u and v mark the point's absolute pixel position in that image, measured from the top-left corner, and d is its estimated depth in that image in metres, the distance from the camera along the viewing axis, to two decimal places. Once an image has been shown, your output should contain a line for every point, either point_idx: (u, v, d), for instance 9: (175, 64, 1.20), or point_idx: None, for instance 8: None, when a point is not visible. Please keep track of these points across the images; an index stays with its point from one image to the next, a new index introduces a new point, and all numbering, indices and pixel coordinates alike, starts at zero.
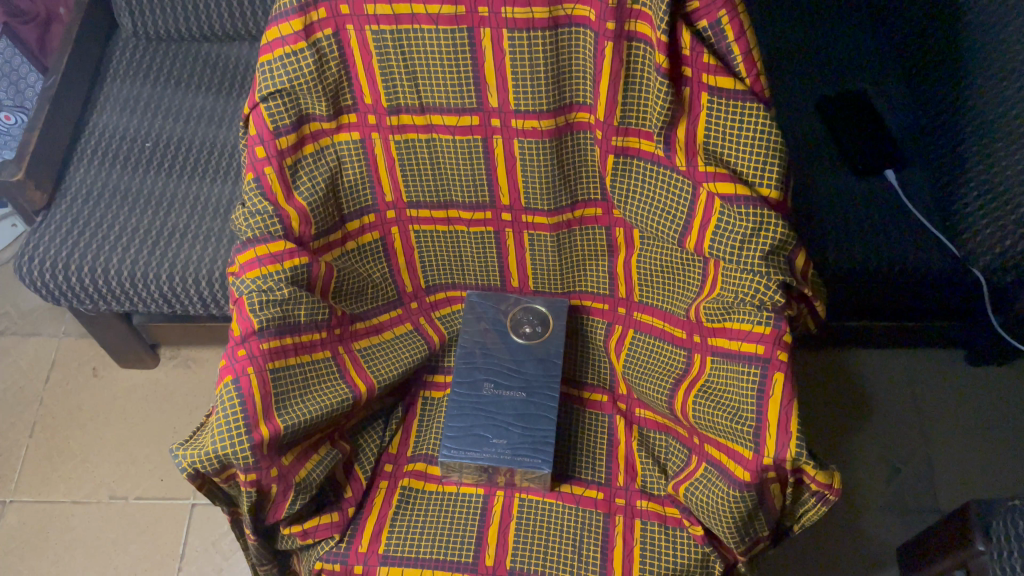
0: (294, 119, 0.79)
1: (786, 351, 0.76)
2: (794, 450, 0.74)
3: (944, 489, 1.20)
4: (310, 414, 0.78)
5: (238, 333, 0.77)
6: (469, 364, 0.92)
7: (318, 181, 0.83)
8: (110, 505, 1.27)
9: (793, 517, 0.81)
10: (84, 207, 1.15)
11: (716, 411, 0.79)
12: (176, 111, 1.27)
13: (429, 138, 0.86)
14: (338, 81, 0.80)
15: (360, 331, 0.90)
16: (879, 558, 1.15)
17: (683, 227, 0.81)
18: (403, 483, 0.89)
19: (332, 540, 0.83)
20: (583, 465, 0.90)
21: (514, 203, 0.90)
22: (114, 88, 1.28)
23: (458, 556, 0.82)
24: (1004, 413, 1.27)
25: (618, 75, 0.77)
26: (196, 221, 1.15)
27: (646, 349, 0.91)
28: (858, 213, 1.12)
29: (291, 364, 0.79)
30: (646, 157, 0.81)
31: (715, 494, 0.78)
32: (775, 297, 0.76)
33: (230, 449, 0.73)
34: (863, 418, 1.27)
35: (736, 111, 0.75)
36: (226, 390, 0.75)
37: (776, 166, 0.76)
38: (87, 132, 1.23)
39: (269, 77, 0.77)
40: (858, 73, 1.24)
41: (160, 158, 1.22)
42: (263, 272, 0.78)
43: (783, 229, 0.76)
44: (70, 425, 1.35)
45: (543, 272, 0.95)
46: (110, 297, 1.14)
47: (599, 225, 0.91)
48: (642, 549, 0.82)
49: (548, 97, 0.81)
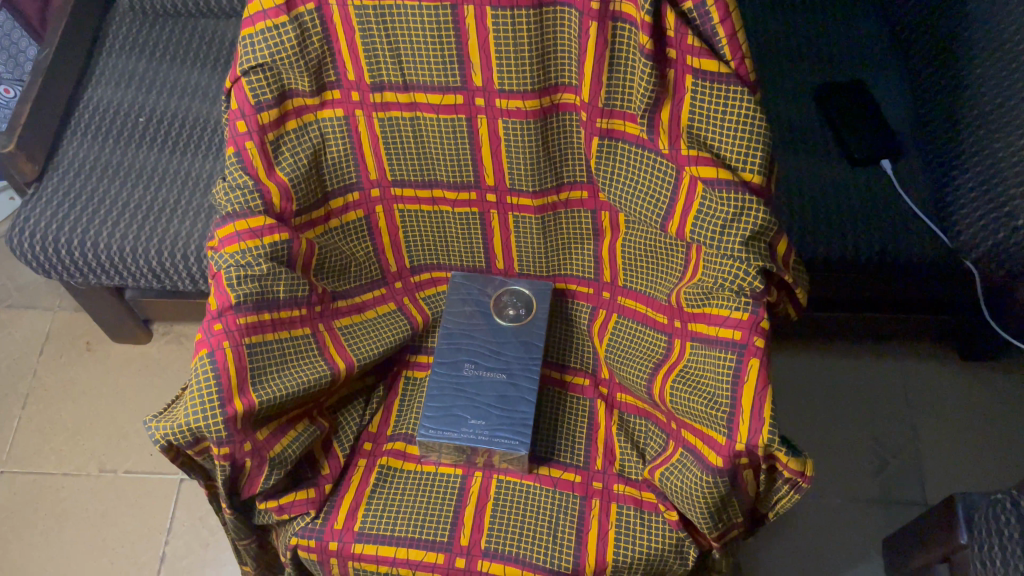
0: (276, 94, 0.79)
1: (763, 336, 0.75)
2: (766, 436, 0.72)
3: (932, 484, 1.20)
4: (286, 390, 0.78)
5: (215, 307, 0.77)
6: (451, 346, 0.92)
7: (301, 158, 0.83)
8: (100, 478, 1.28)
9: (768, 505, 0.80)
10: (76, 180, 1.16)
11: (692, 395, 0.78)
12: (170, 86, 1.26)
13: (413, 117, 0.85)
14: (321, 56, 0.80)
15: (341, 309, 0.89)
16: (863, 551, 1.15)
17: (666, 211, 0.80)
18: (381, 461, 0.89)
19: (308, 516, 0.83)
20: (563, 449, 0.90)
21: (498, 183, 0.89)
22: (109, 62, 1.28)
23: (434, 534, 0.82)
24: (996, 407, 1.26)
25: (603, 56, 0.77)
26: (186, 197, 1.16)
27: (629, 332, 0.90)
28: (852, 204, 1.12)
29: (268, 339, 0.79)
30: (631, 140, 0.81)
31: (689, 479, 0.77)
32: (754, 283, 0.75)
33: (203, 422, 0.73)
34: (850, 410, 1.27)
35: (718, 94, 0.74)
36: (202, 364, 0.75)
37: (759, 151, 0.76)
38: (82, 105, 1.23)
39: (251, 50, 0.77)
40: (857, 62, 1.23)
41: (154, 134, 1.22)
42: (241, 246, 0.78)
43: (764, 215, 0.76)
44: (62, 399, 1.35)
45: (528, 255, 0.95)
46: (100, 271, 1.15)
47: (585, 209, 0.90)
48: (617, 532, 0.82)
49: (533, 76, 0.80)
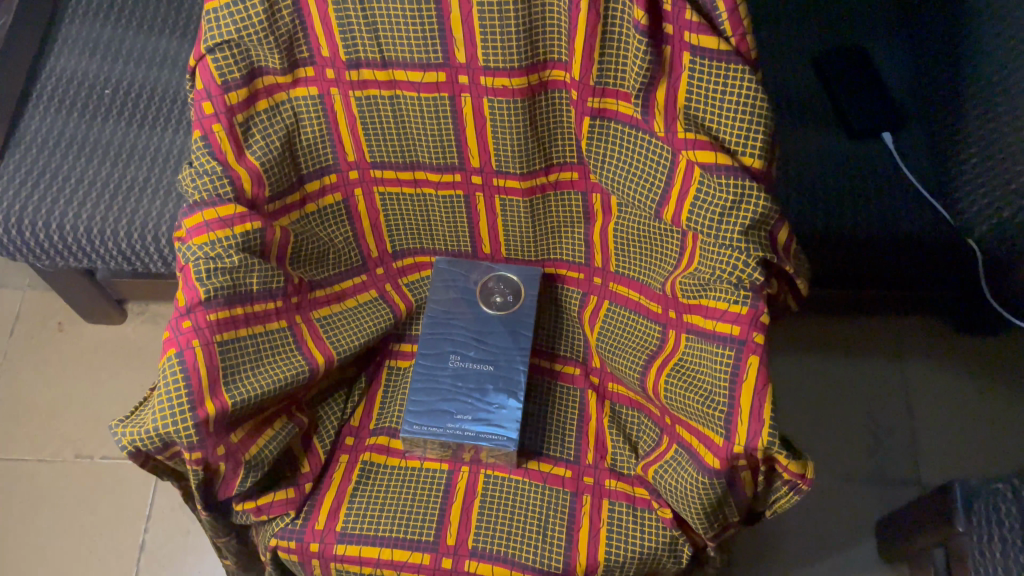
0: (245, 73, 0.74)
1: (763, 332, 0.71)
2: (766, 439, 0.69)
3: (927, 464, 1.18)
4: (263, 389, 0.74)
5: (183, 303, 0.72)
6: (435, 335, 0.88)
7: (273, 140, 0.78)
8: (76, 464, 1.24)
9: (766, 504, 0.76)
10: (39, 156, 1.10)
11: (688, 391, 0.75)
12: (138, 56, 1.19)
13: (392, 95, 0.80)
14: (293, 31, 0.75)
15: (319, 299, 0.84)
16: (856, 533, 1.13)
17: (661, 196, 0.76)
18: (364, 457, 0.85)
19: (288, 517, 0.80)
20: (552, 442, 0.86)
21: (484, 165, 0.84)
22: (73, 29, 1.20)
23: (420, 534, 0.79)
24: (993, 383, 1.23)
25: (595, 31, 0.72)
26: (156, 174, 1.10)
27: (620, 321, 0.86)
28: (850, 181, 1.08)
29: (242, 335, 0.75)
30: (623, 120, 0.77)
31: (684, 479, 0.73)
32: (754, 275, 0.71)
33: (172, 428, 0.69)
34: (845, 389, 1.24)
35: (717, 73, 0.70)
36: (169, 364, 0.70)
37: (761, 134, 0.71)
38: (44, 76, 1.16)
39: (216, 26, 0.72)
40: (857, 29, 1.18)
41: (121, 107, 1.15)
42: (211, 237, 0.73)
43: (764, 203, 0.71)
44: (35, 382, 1.31)
45: (516, 239, 0.90)
46: (68, 253, 1.10)
47: (575, 191, 0.86)
48: (609, 530, 0.79)
49: (520, 53, 0.75)
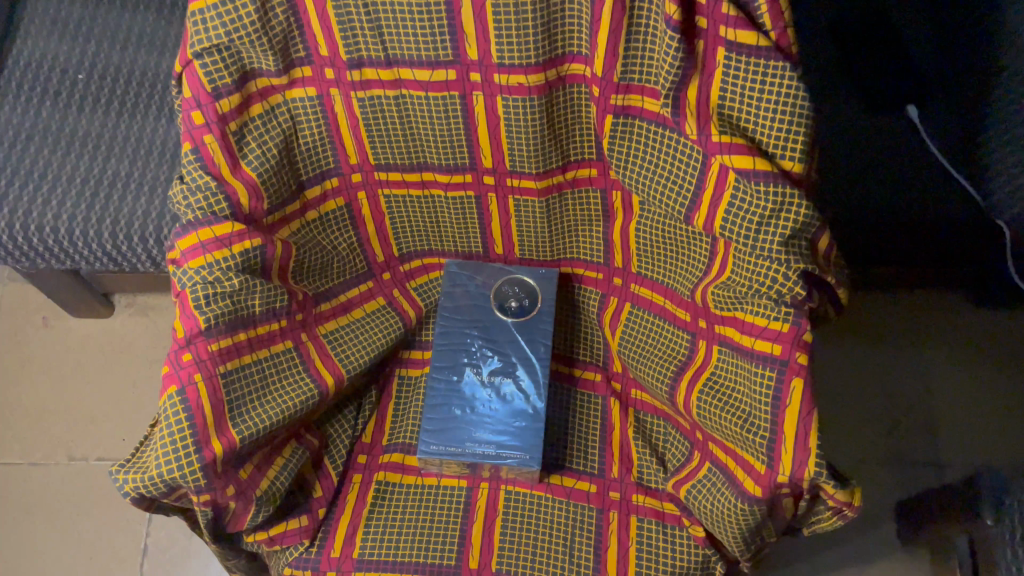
0: (236, 77, 0.67)
1: (805, 351, 0.66)
2: (812, 469, 0.65)
3: (946, 446, 1.15)
4: (270, 421, 0.69)
5: (181, 334, 0.67)
6: (449, 346, 0.84)
7: (270, 147, 0.71)
8: (70, 466, 1.20)
9: (804, 523, 0.73)
10: (13, 151, 1.03)
11: (723, 410, 0.71)
12: (111, 35, 1.10)
13: (398, 94, 0.74)
14: (287, 31, 0.68)
15: (325, 313, 0.79)
16: (874, 518, 1.12)
17: (692, 201, 0.70)
18: (378, 477, 0.81)
19: (301, 546, 0.76)
20: (575, 455, 0.83)
21: (497, 165, 0.78)
22: (39, 6, 1.11)
23: (441, 559, 0.76)
24: (1012, 360, 1.20)
25: (620, 25, 0.66)
26: (142, 167, 1.03)
27: (644, 327, 0.82)
28: (875, 161, 1.02)
29: (246, 363, 0.70)
30: (649, 118, 0.71)
31: (722, 504, 0.70)
32: (796, 289, 0.66)
33: (178, 473, 0.64)
34: (862, 370, 1.21)
35: (757, 71, 0.63)
36: (171, 402, 0.65)
37: (804, 139, 0.64)
38: (11, 61, 1.08)
39: (204, 28, 0.65)
40: None
41: (96, 93, 1.07)
42: (208, 259, 0.67)
43: (805, 212, 0.66)
44: (22, 381, 1.26)
45: (531, 239, 0.85)
46: (50, 255, 1.03)
47: (593, 188, 0.80)
48: (638, 549, 0.76)
49: (537, 48, 0.69)
